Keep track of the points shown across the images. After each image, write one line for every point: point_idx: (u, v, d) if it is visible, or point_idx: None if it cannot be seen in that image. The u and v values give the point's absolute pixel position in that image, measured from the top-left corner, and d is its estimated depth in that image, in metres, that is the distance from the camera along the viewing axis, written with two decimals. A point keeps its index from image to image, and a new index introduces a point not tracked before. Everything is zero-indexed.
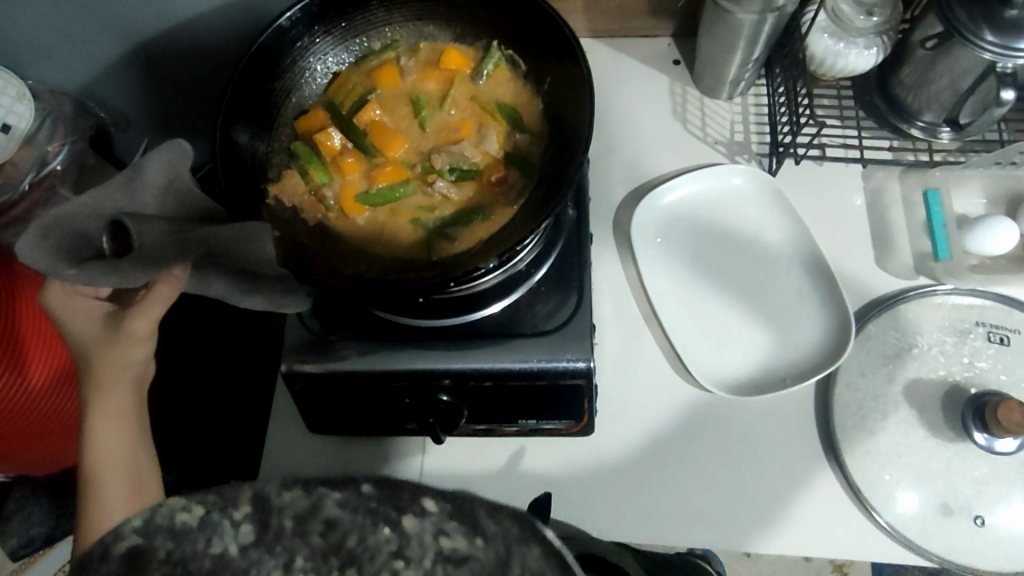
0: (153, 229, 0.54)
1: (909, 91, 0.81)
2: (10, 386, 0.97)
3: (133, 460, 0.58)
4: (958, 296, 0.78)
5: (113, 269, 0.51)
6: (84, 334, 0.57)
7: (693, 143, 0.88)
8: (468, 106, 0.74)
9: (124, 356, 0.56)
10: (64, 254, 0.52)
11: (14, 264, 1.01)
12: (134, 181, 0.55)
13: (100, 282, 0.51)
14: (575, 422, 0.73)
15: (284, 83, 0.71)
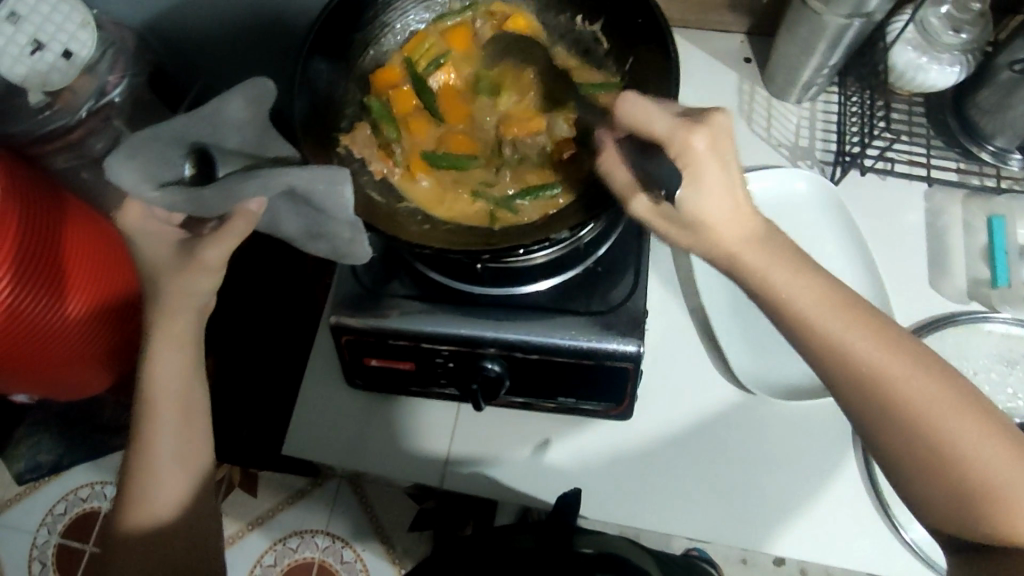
0: (234, 164, 0.57)
1: (985, 114, 0.80)
2: (49, 312, 0.97)
3: (187, 387, 0.61)
4: (1010, 326, 0.77)
5: (195, 196, 0.53)
6: (153, 256, 0.57)
7: (756, 142, 0.87)
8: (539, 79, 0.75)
9: (191, 284, 0.57)
10: (149, 176, 0.54)
11: (61, 189, 0.99)
12: (217, 113, 0.56)
13: (181, 207, 0.53)
14: (615, 405, 0.73)
15: (363, 35, 0.71)
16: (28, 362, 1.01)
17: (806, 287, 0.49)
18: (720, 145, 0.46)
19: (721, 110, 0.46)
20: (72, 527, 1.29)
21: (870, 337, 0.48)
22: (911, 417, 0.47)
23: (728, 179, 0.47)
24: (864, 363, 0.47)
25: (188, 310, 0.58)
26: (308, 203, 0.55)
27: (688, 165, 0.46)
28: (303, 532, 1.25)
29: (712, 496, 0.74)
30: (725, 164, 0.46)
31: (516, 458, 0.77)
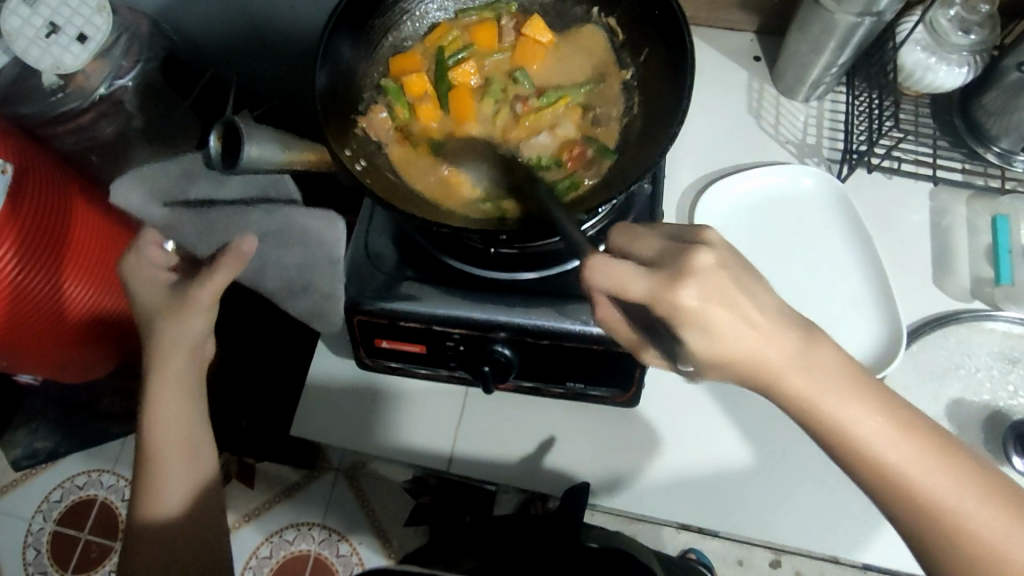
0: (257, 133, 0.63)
1: (991, 116, 0.81)
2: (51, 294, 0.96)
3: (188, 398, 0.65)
4: (1011, 325, 0.78)
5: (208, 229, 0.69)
6: (149, 295, 0.65)
7: (764, 139, 0.88)
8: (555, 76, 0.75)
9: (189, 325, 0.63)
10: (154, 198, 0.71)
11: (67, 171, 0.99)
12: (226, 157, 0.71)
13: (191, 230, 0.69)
14: (621, 391, 0.74)
15: (383, 21, 0.72)
16: (32, 345, 1.00)
17: (834, 398, 0.47)
18: (723, 271, 0.45)
19: (701, 252, 0.45)
20: (67, 514, 1.29)
21: (904, 444, 0.46)
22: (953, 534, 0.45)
23: (732, 315, 0.45)
24: (903, 479, 0.46)
25: (180, 349, 0.63)
26: (297, 243, 0.69)
27: (694, 311, 0.44)
28: (299, 524, 1.25)
29: (716, 485, 0.75)
30: (730, 293, 0.45)
31: (522, 443, 0.78)
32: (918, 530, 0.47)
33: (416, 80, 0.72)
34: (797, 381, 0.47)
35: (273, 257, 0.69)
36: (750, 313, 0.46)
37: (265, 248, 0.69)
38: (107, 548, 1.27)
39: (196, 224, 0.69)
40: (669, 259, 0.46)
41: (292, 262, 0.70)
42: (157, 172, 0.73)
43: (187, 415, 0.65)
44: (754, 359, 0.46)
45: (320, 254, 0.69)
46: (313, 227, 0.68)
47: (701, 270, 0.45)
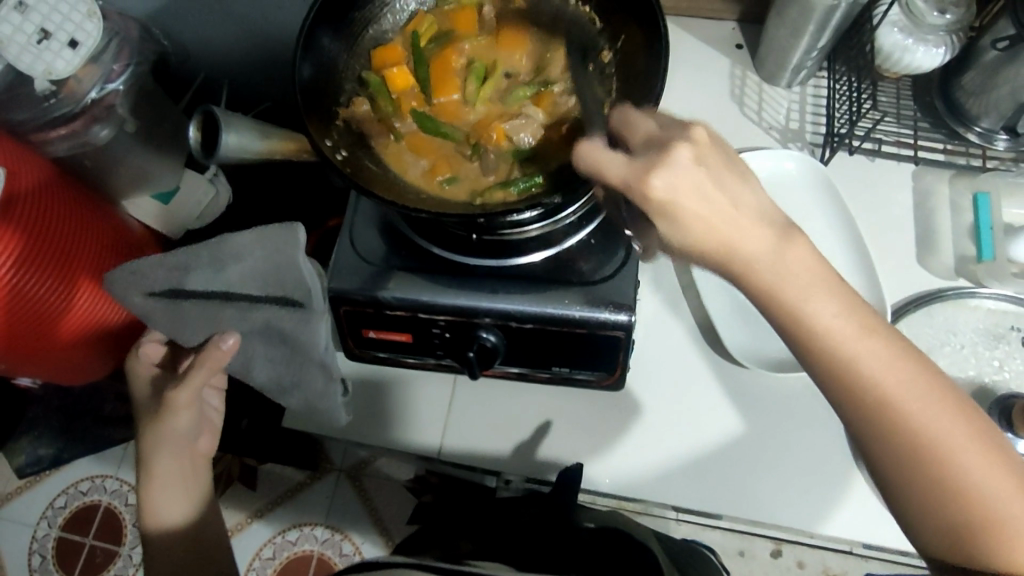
0: (233, 120, 0.74)
1: (971, 96, 0.82)
2: (56, 306, 0.97)
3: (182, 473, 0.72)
4: (995, 301, 0.79)
5: (197, 325, 0.68)
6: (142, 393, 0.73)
7: (748, 125, 0.89)
8: (540, 55, 0.77)
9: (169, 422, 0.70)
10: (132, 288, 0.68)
11: (61, 179, 0.98)
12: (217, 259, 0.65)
13: (176, 328, 0.68)
14: (607, 374, 0.75)
15: (365, 13, 0.73)
16: (29, 349, 0.99)
17: (868, 345, 0.46)
18: (704, 160, 0.45)
19: (681, 146, 0.45)
20: (72, 520, 1.29)
21: (934, 406, 0.45)
22: (958, 501, 0.44)
23: (713, 201, 0.45)
24: (923, 437, 0.45)
25: (167, 448, 0.70)
26: (282, 340, 0.68)
27: (666, 203, 0.44)
28: (302, 524, 1.26)
29: (710, 467, 0.75)
30: (707, 180, 0.45)
31: (515, 430, 0.79)
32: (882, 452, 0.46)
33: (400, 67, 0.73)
34: (826, 314, 0.46)
35: (262, 351, 0.69)
36: (733, 199, 0.46)
37: (253, 342, 0.69)
38: (114, 553, 1.28)
39: (172, 319, 0.68)
40: (649, 153, 0.46)
41: (282, 356, 0.70)
42: (151, 263, 0.68)
43: (184, 497, 0.72)
44: (746, 254, 0.46)
45: (306, 356, 0.69)
46: (294, 327, 0.67)
47: (675, 163, 0.44)
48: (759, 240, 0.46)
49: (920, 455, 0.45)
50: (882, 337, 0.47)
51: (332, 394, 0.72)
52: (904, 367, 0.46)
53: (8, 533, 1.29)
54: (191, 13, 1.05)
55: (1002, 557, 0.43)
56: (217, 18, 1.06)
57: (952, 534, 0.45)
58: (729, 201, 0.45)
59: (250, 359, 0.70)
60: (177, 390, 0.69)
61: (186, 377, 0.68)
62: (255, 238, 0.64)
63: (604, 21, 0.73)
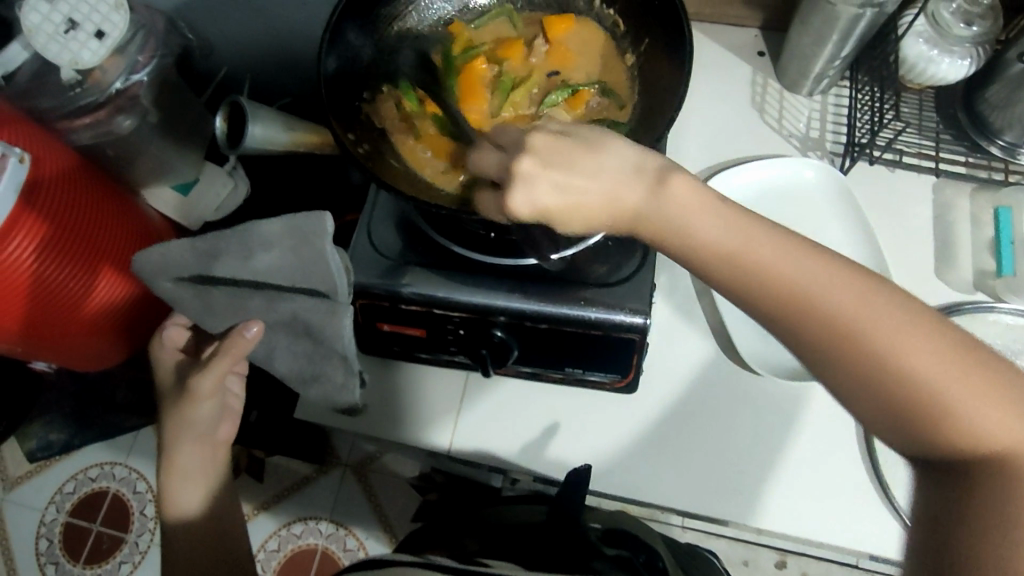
0: (261, 112, 0.75)
1: (995, 109, 0.81)
2: (78, 291, 0.98)
3: (201, 460, 0.73)
4: (1016, 318, 0.77)
5: (224, 309, 0.68)
6: (166, 379, 0.74)
7: (768, 133, 0.88)
8: (568, 63, 0.76)
9: (188, 410, 0.71)
10: (162, 272, 0.67)
11: (84, 166, 0.99)
12: (242, 244, 0.64)
13: (203, 313, 0.69)
14: (620, 377, 0.75)
15: (389, 11, 0.74)
16: (48, 334, 1.00)
17: (759, 247, 0.46)
18: (549, 158, 0.48)
19: (520, 158, 0.48)
20: (81, 505, 1.31)
21: (846, 290, 0.44)
22: (887, 384, 0.42)
23: (573, 182, 0.48)
24: (841, 322, 0.43)
25: (187, 437, 0.71)
26: (306, 334, 0.68)
27: (536, 214, 0.49)
28: (307, 518, 1.27)
29: (721, 475, 0.75)
30: (559, 176, 0.48)
31: (526, 429, 0.79)
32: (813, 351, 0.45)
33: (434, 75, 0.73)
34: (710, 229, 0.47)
35: (285, 343, 0.70)
36: (590, 172, 0.48)
37: (278, 334, 0.69)
38: (120, 539, 1.30)
39: (200, 304, 0.68)
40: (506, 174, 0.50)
41: (306, 350, 0.70)
42: (177, 247, 0.67)
43: (203, 488, 0.73)
44: (622, 207, 0.49)
45: (329, 351, 0.68)
46: (319, 320, 0.66)
47: (526, 174, 0.48)
48: (627, 190, 0.48)
49: (835, 341, 0.44)
50: (777, 240, 0.46)
51: (350, 388, 0.72)
52: (816, 264, 0.45)
53: (18, 515, 1.30)
54: (215, 8, 1.05)
55: (956, 435, 0.40)
56: (239, 13, 1.07)
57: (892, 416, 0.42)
58: (585, 179, 0.48)
59: (272, 348, 0.70)
60: (198, 379, 0.69)
61: (206, 367, 0.69)
62: (283, 230, 0.62)
63: (628, 25, 0.73)
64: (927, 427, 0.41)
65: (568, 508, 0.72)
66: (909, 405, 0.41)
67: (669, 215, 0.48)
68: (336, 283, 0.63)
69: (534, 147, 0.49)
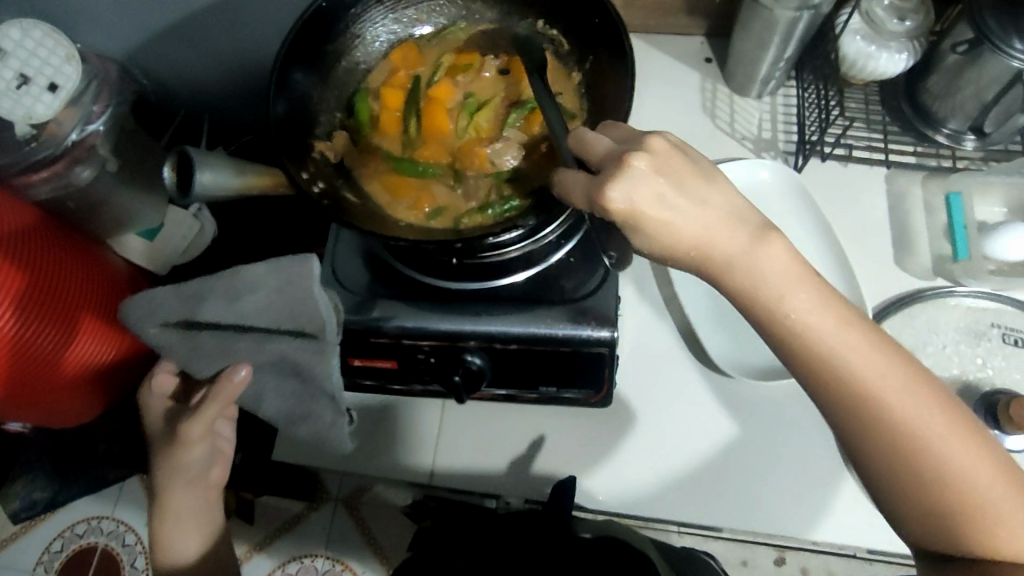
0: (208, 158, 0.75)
1: (936, 99, 0.83)
2: (54, 351, 0.95)
3: (194, 504, 0.75)
4: (975, 299, 0.80)
5: (209, 355, 0.67)
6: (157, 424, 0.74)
7: (722, 137, 0.90)
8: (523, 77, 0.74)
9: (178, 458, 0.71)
10: (149, 319, 0.67)
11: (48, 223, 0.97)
12: (230, 289, 0.63)
13: (189, 359, 0.68)
14: (594, 392, 0.75)
15: (336, 45, 0.72)
16: (25, 395, 0.97)
17: (845, 337, 0.51)
18: (662, 164, 0.51)
19: (637, 156, 0.50)
20: (69, 564, 1.27)
21: (909, 393, 0.50)
22: (937, 491, 0.49)
23: (677, 206, 0.51)
24: (900, 420, 0.50)
25: (180, 485, 0.73)
26: (295, 374, 0.67)
27: (630, 214, 0.50)
28: (302, 557, 1.24)
29: (706, 477, 0.76)
30: (669, 189, 0.51)
31: (510, 449, 0.80)
32: (857, 431, 0.51)
33: (388, 107, 0.74)
34: (804, 311, 0.51)
35: (273, 385, 0.68)
36: (698, 199, 0.52)
37: (265, 375, 0.68)
38: None
39: (188, 348, 0.67)
40: (611, 165, 0.52)
41: (293, 389, 0.68)
42: (162, 295, 0.67)
43: (198, 531, 0.75)
44: (715, 245, 0.51)
45: (318, 390, 0.67)
46: (308, 360, 0.65)
47: (636, 172, 0.51)
48: (726, 237, 0.52)
49: (894, 433, 0.50)
50: (848, 321, 0.52)
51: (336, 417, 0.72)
52: (885, 357, 0.51)
53: None
54: (167, 53, 1.05)
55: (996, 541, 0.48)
56: (191, 55, 1.07)
57: (927, 512, 0.50)
58: (693, 206, 0.51)
59: (261, 391, 0.69)
60: (189, 424, 0.69)
61: (198, 413, 0.68)
62: (272, 273, 0.61)
63: (572, 41, 0.73)
64: (960, 526, 0.49)
65: (560, 512, 0.73)
66: (946, 503, 0.49)
67: (759, 279, 0.52)
68: (324, 323, 0.62)
69: (642, 152, 0.51)
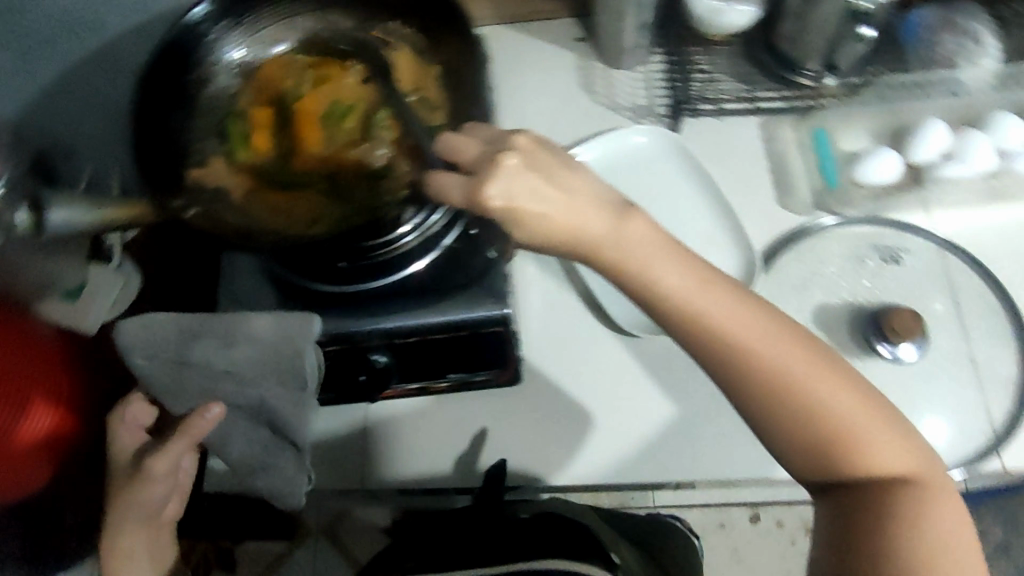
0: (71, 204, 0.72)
1: (791, 45, 0.87)
2: None
3: (144, 550, 0.66)
4: (854, 226, 0.84)
5: (187, 393, 0.65)
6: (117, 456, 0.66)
7: (602, 110, 0.93)
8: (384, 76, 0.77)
9: (138, 498, 0.64)
10: (142, 344, 0.63)
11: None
12: (235, 335, 0.62)
13: (170, 397, 0.65)
14: (502, 370, 0.77)
15: (197, 75, 0.75)
16: None
17: (710, 297, 0.56)
18: (526, 155, 0.57)
19: (507, 154, 0.56)
20: None
21: (774, 341, 0.55)
22: (826, 433, 0.54)
23: (544, 195, 0.55)
24: (771, 366, 0.55)
25: (132, 528, 0.65)
26: (268, 423, 0.67)
27: (507, 207, 0.55)
28: None
29: (629, 438, 0.79)
30: (541, 181, 0.56)
31: (441, 442, 0.79)
32: (736, 384, 0.55)
33: (258, 126, 0.75)
34: (671, 279, 0.56)
35: (242, 427, 0.68)
36: (563, 188, 0.57)
37: (236, 416, 0.67)
38: None
39: (171, 385, 0.64)
40: (484, 165, 0.56)
41: (264, 437, 0.69)
42: (162, 320, 0.63)
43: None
44: (580, 228, 0.56)
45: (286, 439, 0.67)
46: (289, 413, 0.65)
47: (509, 168, 0.55)
48: (594, 221, 0.56)
49: (768, 381, 0.55)
50: (711, 283, 0.57)
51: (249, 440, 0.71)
52: (747, 312, 0.56)
53: None
54: None
55: (871, 464, 0.54)
56: None
57: (811, 449, 0.54)
58: (559, 193, 0.56)
59: (228, 433, 0.68)
60: (159, 462, 0.63)
61: (166, 447, 0.63)
62: (273, 329, 0.61)
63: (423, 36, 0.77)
64: (840, 457, 0.54)
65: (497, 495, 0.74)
66: (826, 438, 0.54)
67: (627, 257, 0.57)
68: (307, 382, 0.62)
69: (507, 153, 0.55)
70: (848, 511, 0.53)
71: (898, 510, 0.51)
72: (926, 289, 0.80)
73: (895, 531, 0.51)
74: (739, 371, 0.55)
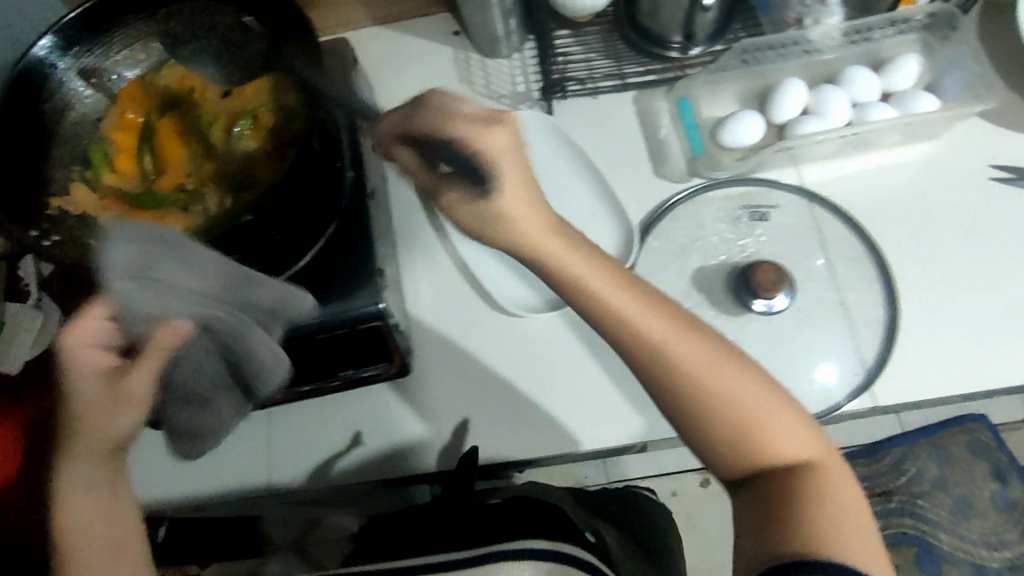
0: None
1: (651, 20, 0.90)
2: None
3: (110, 476, 0.64)
4: (725, 187, 0.87)
5: (153, 319, 0.60)
6: (87, 376, 0.64)
7: (481, 100, 0.95)
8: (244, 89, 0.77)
9: (118, 419, 0.64)
10: (123, 266, 0.57)
11: None
12: (249, 281, 0.63)
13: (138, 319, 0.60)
14: (390, 363, 0.79)
15: (54, 105, 0.75)
16: None
17: (628, 297, 0.57)
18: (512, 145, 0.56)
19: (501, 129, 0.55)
20: None
21: (690, 336, 0.56)
22: (739, 422, 0.54)
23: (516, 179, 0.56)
24: (687, 359, 0.55)
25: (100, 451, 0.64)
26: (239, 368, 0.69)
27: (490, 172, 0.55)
28: None
29: (526, 415, 0.81)
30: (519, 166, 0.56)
31: (345, 437, 0.82)
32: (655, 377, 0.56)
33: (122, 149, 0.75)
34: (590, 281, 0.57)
35: (201, 369, 0.68)
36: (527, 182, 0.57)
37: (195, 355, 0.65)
38: None
39: (140, 305, 0.59)
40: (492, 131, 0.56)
41: (219, 373, 0.69)
42: (164, 237, 0.59)
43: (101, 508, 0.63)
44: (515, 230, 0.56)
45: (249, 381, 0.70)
46: (271, 364, 0.68)
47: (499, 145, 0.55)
48: (522, 225, 0.56)
49: (684, 373, 0.55)
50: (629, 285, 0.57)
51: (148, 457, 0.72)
52: (663, 312, 0.57)
53: None
54: None
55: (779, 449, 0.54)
56: None
57: (724, 438, 0.55)
58: (515, 190, 0.56)
59: (182, 366, 0.66)
60: (131, 382, 0.63)
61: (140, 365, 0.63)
62: (272, 301, 0.64)
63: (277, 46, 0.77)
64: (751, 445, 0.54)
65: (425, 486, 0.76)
66: (740, 428, 0.54)
67: (552, 260, 0.57)
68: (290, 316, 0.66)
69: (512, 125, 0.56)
70: (756, 501, 0.54)
71: (802, 498, 0.52)
72: (798, 241, 0.84)
73: (806, 514, 0.51)
74: (656, 364, 0.55)
